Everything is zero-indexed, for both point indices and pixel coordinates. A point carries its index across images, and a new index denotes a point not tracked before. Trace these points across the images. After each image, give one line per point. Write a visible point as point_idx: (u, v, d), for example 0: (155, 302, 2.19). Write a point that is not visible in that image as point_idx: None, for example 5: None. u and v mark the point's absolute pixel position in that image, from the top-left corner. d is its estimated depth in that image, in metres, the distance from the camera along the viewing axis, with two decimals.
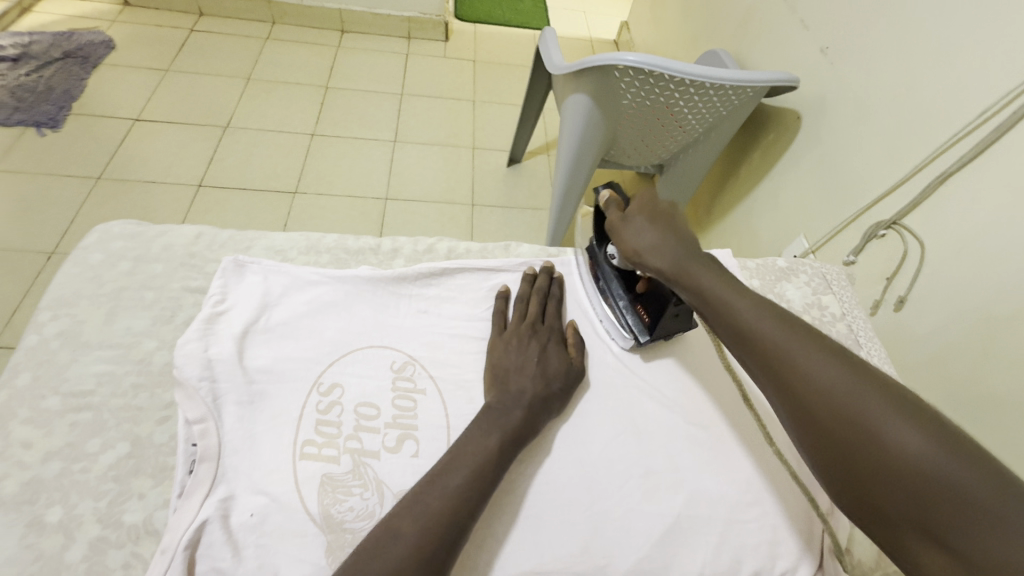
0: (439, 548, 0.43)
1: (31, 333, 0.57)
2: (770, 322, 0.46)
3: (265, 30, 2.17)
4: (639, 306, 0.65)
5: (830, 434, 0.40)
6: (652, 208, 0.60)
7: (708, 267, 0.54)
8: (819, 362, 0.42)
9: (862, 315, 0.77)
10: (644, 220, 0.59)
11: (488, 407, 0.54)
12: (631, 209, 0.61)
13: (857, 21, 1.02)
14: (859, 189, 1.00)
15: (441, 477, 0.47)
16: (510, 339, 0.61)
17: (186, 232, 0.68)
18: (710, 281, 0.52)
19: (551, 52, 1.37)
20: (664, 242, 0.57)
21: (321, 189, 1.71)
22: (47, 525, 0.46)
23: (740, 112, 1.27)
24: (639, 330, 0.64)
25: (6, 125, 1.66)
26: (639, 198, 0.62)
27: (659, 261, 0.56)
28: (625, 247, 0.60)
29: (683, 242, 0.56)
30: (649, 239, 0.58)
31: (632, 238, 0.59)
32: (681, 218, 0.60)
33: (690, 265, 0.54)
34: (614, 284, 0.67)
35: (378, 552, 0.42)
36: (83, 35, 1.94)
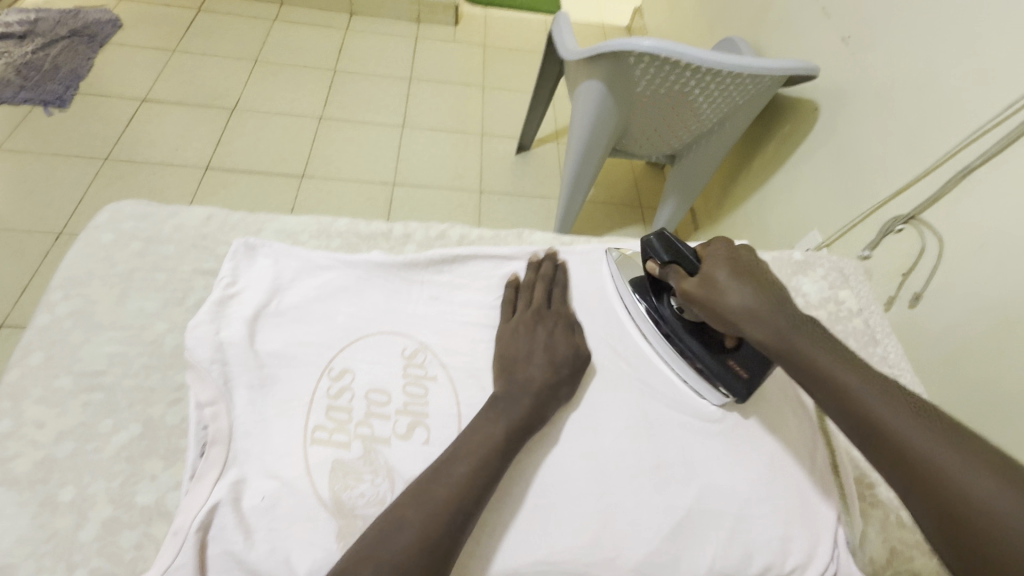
0: (443, 538, 0.43)
1: (43, 313, 0.57)
2: (877, 394, 0.44)
3: (273, 10, 2.14)
4: (732, 362, 0.59)
5: (957, 525, 0.38)
6: (737, 257, 0.55)
7: (797, 322, 0.50)
8: (938, 443, 0.41)
9: (879, 311, 0.75)
10: (729, 272, 0.53)
11: (496, 394, 0.54)
12: (711, 269, 0.54)
13: (881, 9, 0.99)
14: (877, 183, 0.98)
15: (450, 466, 0.47)
16: (520, 326, 0.60)
17: (196, 213, 0.67)
18: (805, 341, 0.49)
19: (564, 38, 1.34)
20: (764, 305, 0.51)
21: (328, 173, 1.70)
22: (60, 504, 0.46)
23: (757, 102, 1.24)
24: (735, 390, 0.58)
25: (13, 104, 1.65)
26: (717, 248, 0.56)
27: (765, 330, 0.50)
28: (715, 306, 0.53)
29: (777, 300, 0.51)
30: (748, 302, 0.51)
31: (729, 304, 0.52)
32: (767, 273, 0.54)
33: (796, 336, 0.49)
34: (695, 340, 0.61)
35: (383, 540, 0.42)
36: (90, 12, 1.92)
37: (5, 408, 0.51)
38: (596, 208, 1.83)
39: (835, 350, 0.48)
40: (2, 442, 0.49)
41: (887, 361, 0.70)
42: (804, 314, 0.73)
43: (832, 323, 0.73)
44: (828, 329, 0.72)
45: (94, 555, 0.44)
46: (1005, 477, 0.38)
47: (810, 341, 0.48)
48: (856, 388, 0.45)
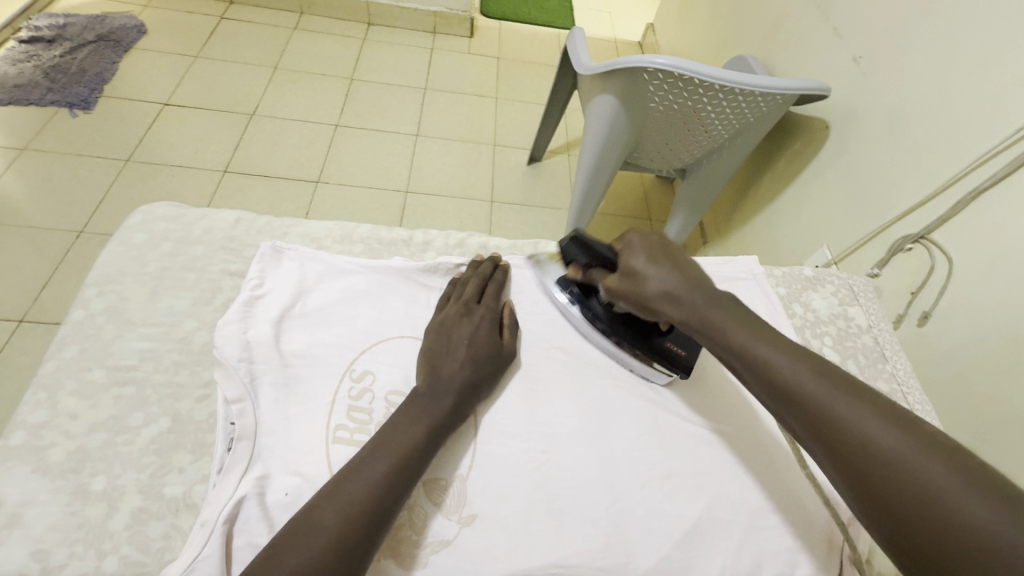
0: (361, 534, 0.43)
1: (78, 308, 0.59)
2: (818, 379, 0.44)
3: (294, 20, 2.20)
4: (668, 343, 0.64)
5: (894, 512, 0.37)
6: (651, 242, 0.59)
7: (711, 300, 0.52)
8: (877, 423, 0.40)
9: (889, 327, 0.76)
10: (644, 259, 0.57)
11: (417, 391, 0.54)
12: (632, 259, 0.58)
13: (893, 31, 1.01)
14: (887, 202, 0.99)
15: (367, 463, 0.47)
16: (445, 322, 0.61)
17: (225, 216, 0.70)
18: (743, 331, 0.49)
19: (579, 53, 1.37)
20: (680, 287, 0.54)
21: (343, 179, 1.73)
22: (91, 493, 0.48)
23: (768, 119, 1.26)
24: (676, 367, 0.64)
25: (40, 105, 1.70)
26: (630, 237, 0.61)
27: (679, 312, 0.53)
28: (638, 296, 0.57)
29: (691, 279, 0.55)
30: (665, 286, 0.55)
31: (648, 290, 0.56)
32: (686, 258, 0.58)
33: (711, 315, 0.51)
34: (628, 331, 0.65)
35: (295, 540, 0.41)
36: (116, 18, 1.98)
37: (41, 399, 0.53)
38: (605, 220, 1.85)
39: (771, 335, 0.48)
40: (37, 431, 0.51)
41: (896, 379, 0.71)
42: (814, 329, 0.74)
43: (842, 339, 0.74)
44: (838, 345, 0.73)
45: (124, 543, 0.46)
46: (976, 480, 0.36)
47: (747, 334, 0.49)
48: (796, 377, 0.44)
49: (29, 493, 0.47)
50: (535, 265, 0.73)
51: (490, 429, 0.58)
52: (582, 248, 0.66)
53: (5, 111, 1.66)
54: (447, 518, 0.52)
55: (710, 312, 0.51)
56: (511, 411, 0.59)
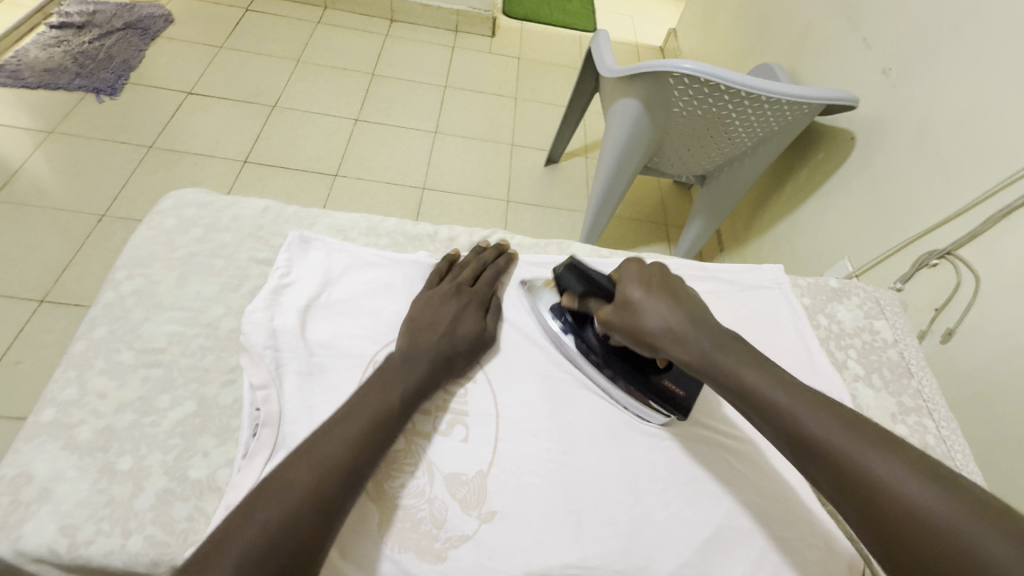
0: (328, 488, 0.44)
1: (109, 290, 0.60)
2: (828, 418, 0.44)
3: (318, 14, 2.21)
4: (667, 382, 0.60)
5: (921, 562, 0.37)
6: (648, 273, 0.58)
7: (708, 331, 0.52)
8: (893, 465, 0.40)
9: (915, 342, 0.75)
10: (642, 291, 0.56)
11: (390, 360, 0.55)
12: (631, 291, 0.56)
13: (926, 43, 1.00)
14: (913, 215, 0.98)
15: (346, 417, 0.49)
16: (431, 301, 0.62)
17: (254, 205, 0.70)
18: (747, 367, 0.48)
19: (604, 55, 1.37)
20: (679, 322, 0.52)
21: (361, 174, 1.74)
22: (118, 472, 0.48)
23: (793, 128, 1.25)
24: (676, 409, 0.59)
25: (67, 89, 1.72)
26: (629, 267, 0.59)
27: (678, 348, 0.52)
28: (636, 329, 0.55)
29: (690, 313, 0.53)
30: (664, 319, 0.53)
31: (646, 321, 0.54)
32: (686, 290, 0.57)
33: (708, 346, 0.50)
34: (626, 366, 0.60)
35: (268, 493, 0.43)
36: (144, 7, 2.01)
37: (71, 377, 0.53)
38: (621, 223, 1.85)
39: (776, 372, 0.48)
40: (67, 409, 0.51)
41: (921, 395, 0.70)
42: (839, 341, 0.73)
43: (867, 352, 0.73)
44: (862, 358, 0.72)
45: (148, 523, 0.46)
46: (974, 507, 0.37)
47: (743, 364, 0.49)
48: (807, 419, 0.44)
49: (58, 469, 0.48)
50: (527, 289, 0.68)
51: (512, 427, 0.57)
52: (576, 276, 0.63)
53: (33, 94, 1.69)
54: (467, 514, 0.51)
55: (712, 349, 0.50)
56: (532, 410, 0.59)
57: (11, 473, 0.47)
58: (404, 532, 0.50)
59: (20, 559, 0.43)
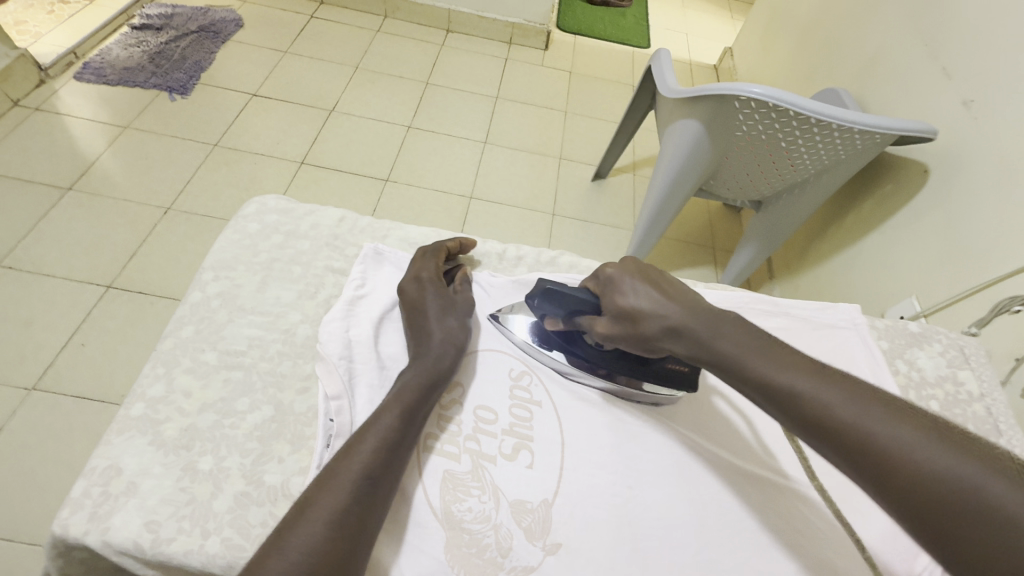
0: (354, 503, 0.43)
1: (195, 290, 0.62)
2: (851, 398, 0.41)
3: (378, 23, 2.28)
4: (671, 364, 0.57)
5: (902, 498, 0.37)
6: (627, 266, 0.56)
7: (699, 311, 0.50)
8: (928, 443, 0.37)
9: (1003, 398, 0.70)
10: (632, 294, 0.53)
11: (403, 367, 0.57)
12: (620, 297, 0.54)
13: (1015, 76, 0.94)
14: (994, 258, 0.91)
15: (372, 425, 0.49)
16: (408, 283, 0.64)
17: (332, 214, 0.72)
18: (755, 352, 0.46)
19: (665, 74, 1.35)
20: (677, 317, 0.50)
21: (411, 180, 1.77)
22: (199, 472, 0.50)
23: (861, 158, 1.20)
24: (683, 385, 0.59)
25: (143, 87, 1.82)
26: (609, 274, 0.56)
27: (681, 343, 0.50)
28: (636, 334, 0.53)
29: (684, 303, 0.51)
30: (660, 319, 0.51)
31: (644, 322, 0.51)
32: (674, 279, 0.54)
33: (697, 325, 0.49)
34: (624, 361, 0.59)
35: (304, 516, 0.42)
36: (217, 12, 2.11)
37: (160, 373, 0.56)
38: (668, 244, 1.81)
39: (784, 355, 0.46)
40: (155, 405, 0.53)
41: None
42: (919, 391, 0.70)
43: (949, 405, 0.69)
44: (945, 411, 0.68)
45: (226, 525, 0.47)
46: (944, 438, 0.37)
47: (703, 320, 0.49)
48: (826, 404, 0.41)
49: (145, 464, 0.50)
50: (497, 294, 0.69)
51: (577, 456, 0.56)
52: (552, 301, 0.59)
53: (113, 90, 1.79)
54: (532, 543, 0.50)
55: (716, 340, 0.47)
56: (596, 441, 0.58)
57: (102, 465, 0.49)
58: (468, 557, 0.49)
59: (107, 550, 0.45)
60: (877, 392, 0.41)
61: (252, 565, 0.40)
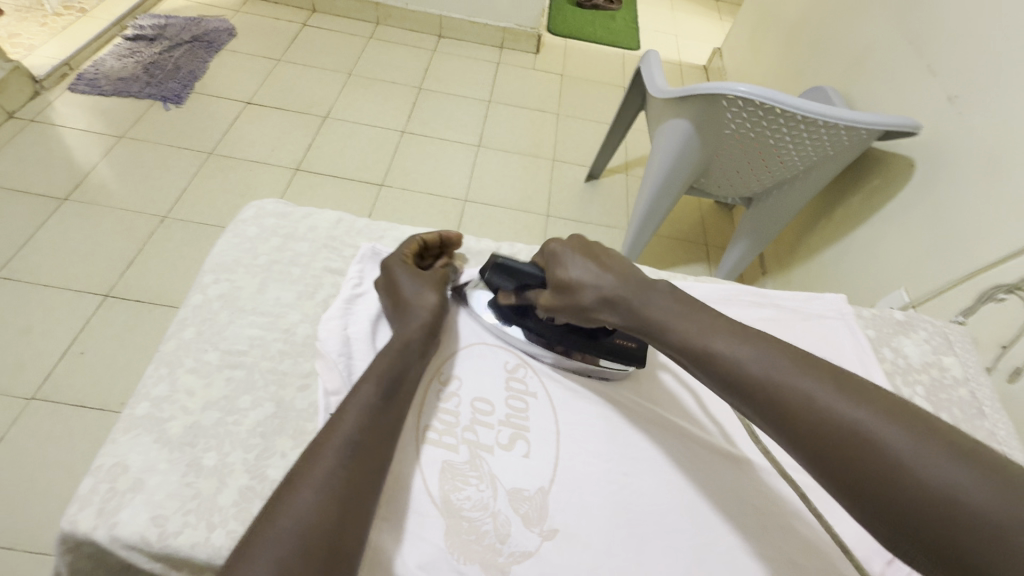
0: (349, 483, 0.45)
1: (196, 293, 0.64)
2: (776, 363, 0.44)
3: (370, 30, 2.30)
4: (618, 339, 0.63)
5: (856, 476, 0.38)
6: (570, 244, 0.60)
7: (641, 287, 0.54)
8: (848, 402, 0.40)
9: (987, 382, 0.72)
10: (574, 269, 0.57)
11: (393, 325, 0.60)
12: (560, 271, 0.58)
13: (998, 72, 0.97)
14: (980, 248, 0.94)
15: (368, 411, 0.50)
16: (381, 275, 0.65)
17: (328, 216, 0.74)
18: (692, 324, 0.50)
19: (654, 76, 1.37)
20: (614, 290, 0.54)
21: (406, 185, 1.78)
22: (203, 467, 0.51)
23: (848, 154, 1.22)
24: (630, 360, 0.63)
25: (138, 97, 1.83)
26: (552, 251, 0.60)
27: (620, 317, 0.54)
28: (575, 306, 0.57)
29: (626, 280, 0.55)
30: (597, 290, 0.55)
31: (583, 295, 0.56)
32: (615, 255, 0.59)
33: (642, 303, 0.53)
34: (571, 337, 0.63)
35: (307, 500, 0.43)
36: (210, 22, 2.13)
37: (163, 374, 0.57)
38: (661, 242, 1.84)
39: (739, 334, 0.48)
40: (160, 404, 0.55)
41: (996, 438, 0.67)
42: (905, 377, 0.71)
43: (935, 390, 0.71)
44: (931, 396, 0.70)
45: (231, 518, 0.48)
46: (894, 417, 0.39)
47: (663, 310, 0.52)
48: (755, 369, 0.45)
49: (151, 461, 0.51)
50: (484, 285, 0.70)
51: (571, 445, 0.58)
52: (506, 275, 0.63)
53: (108, 101, 1.81)
54: (530, 530, 0.52)
55: (656, 314, 0.52)
56: (591, 430, 0.60)
57: (109, 462, 0.50)
58: (468, 544, 0.50)
59: (116, 544, 0.46)
60: (800, 355, 0.45)
61: (252, 544, 0.41)
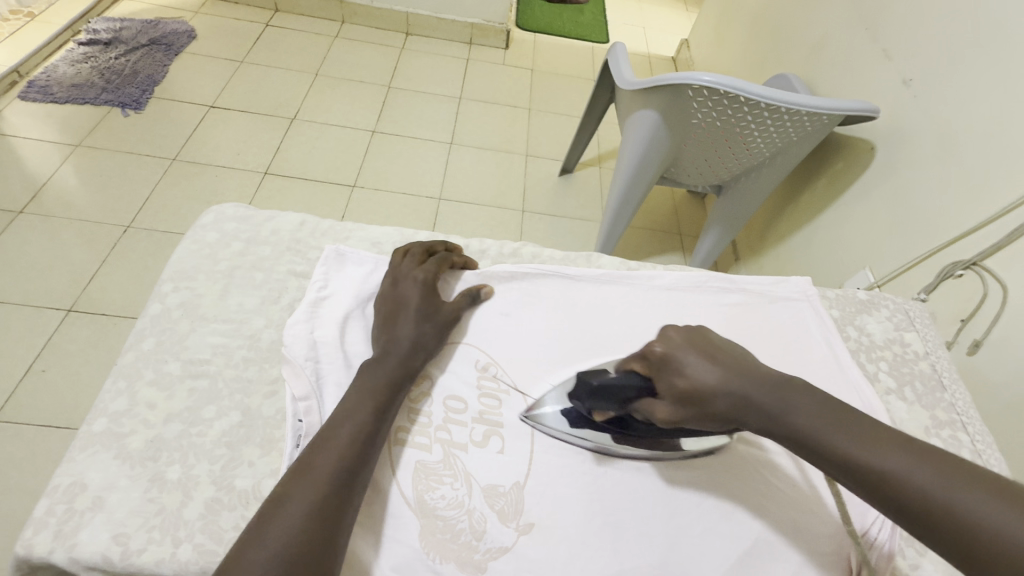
0: (331, 498, 0.44)
1: (154, 302, 0.62)
2: (919, 464, 0.39)
3: (336, 28, 2.26)
4: None
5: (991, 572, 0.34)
6: (676, 341, 0.51)
7: (747, 371, 0.48)
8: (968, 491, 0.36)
9: (946, 355, 0.74)
10: (688, 368, 0.49)
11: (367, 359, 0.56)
12: (682, 381, 0.49)
13: (949, 55, 1.00)
14: (938, 227, 0.97)
15: (341, 423, 0.49)
16: (386, 283, 0.63)
17: (291, 218, 0.72)
18: (803, 405, 0.44)
19: (621, 68, 1.37)
20: (742, 394, 0.46)
21: (378, 185, 1.76)
22: (167, 481, 0.50)
23: (811, 140, 1.25)
24: None
25: (94, 103, 1.77)
26: (658, 351, 0.52)
27: (753, 426, 0.46)
28: (708, 419, 0.48)
29: (734, 365, 0.48)
30: (726, 394, 0.47)
31: (718, 405, 0.47)
32: (720, 342, 0.51)
33: (745, 384, 0.47)
34: (676, 428, 0.56)
35: (279, 512, 0.43)
36: (169, 24, 2.07)
37: (122, 388, 0.55)
38: (636, 233, 1.85)
39: (830, 407, 0.44)
40: (119, 419, 0.53)
41: (955, 409, 0.69)
42: (869, 354, 0.73)
43: (898, 365, 0.73)
44: (893, 371, 0.72)
45: (198, 532, 0.47)
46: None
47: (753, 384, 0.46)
48: (927, 487, 0.37)
49: (110, 479, 0.49)
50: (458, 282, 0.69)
51: (546, 439, 0.58)
52: (599, 400, 0.56)
53: (62, 108, 1.74)
54: (506, 525, 0.52)
55: (787, 412, 0.44)
56: (566, 424, 0.60)
57: (65, 482, 0.49)
58: (443, 543, 0.50)
59: (75, 566, 0.44)
60: (946, 457, 0.39)
61: (228, 563, 0.40)
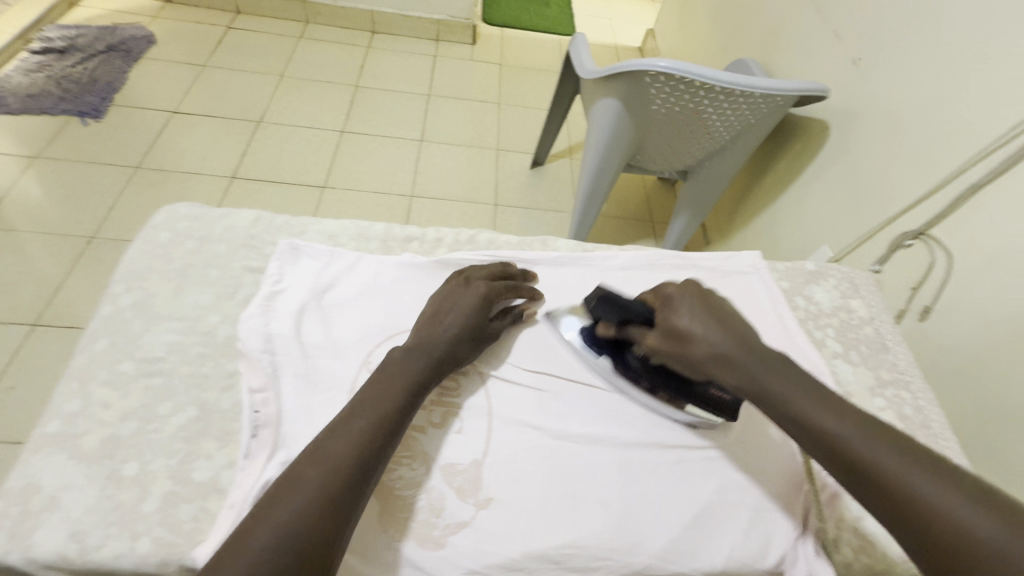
0: (343, 484, 0.45)
1: (107, 304, 0.62)
2: (892, 450, 0.45)
3: (300, 29, 2.24)
4: (712, 390, 0.60)
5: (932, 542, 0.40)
6: (689, 290, 0.59)
7: (747, 341, 0.55)
8: (930, 479, 0.42)
9: (890, 320, 0.78)
10: (687, 316, 0.57)
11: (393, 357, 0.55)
12: (679, 319, 0.57)
13: (891, 34, 1.03)
14: (888, 199, 1.01)
15: (354, 413, 0.49)
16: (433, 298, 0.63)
17: (246, 216, 0.72)
18: (801, 392, 0.50)
19: (582, 57, 1.39)
20: (733, 350, 0.54)
21: (349, 185, 1.75)
22: (124, 478, 0.50)
23: (767, 121, 1.28)
24: (720, 411, 0.60)
25: (52, 113, 1.72)
26: (669, 295, 0.60)
27: (733, 376, 0.53)
28: (685, 356, 0.56)
29: (738, 336, 0.55)
30: (714, 343, 0.54)
31: (703, 345, 0.55)
32: (729, 312, 0.58)
33: (739, 358, 0.53)
34: (670, 377, 0.61)
35: (282, 495, 0.43)
36: (126, 30, 2.02)
37: (75, 389, 0.55)
38: (607, 222, 1.87)
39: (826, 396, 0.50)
40: (72, 419, 0.53)
41: (898, 368, 0.73)
42: (817, 321, 0.76)
43: (845, 330, 0.76)
44: (840, 336, 0.75)
45: (156, 525, 0.47)
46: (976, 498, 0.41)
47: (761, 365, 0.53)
48: (906, 474, 0.43)
49: (65, 478, 0.49)
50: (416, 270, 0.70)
51: (504, 418, 0.59)
52: (609, 307, 0.63)
53: (18, 119, 1.69)
54: (465, 501, 0.53)
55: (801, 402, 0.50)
56: (524, 403, 0.61)
57: (20, 485, 0.49)
58: (404, 522, 0.51)
59: (32, 565, 0.45)
60: (925, 452, 0.45)
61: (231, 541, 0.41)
